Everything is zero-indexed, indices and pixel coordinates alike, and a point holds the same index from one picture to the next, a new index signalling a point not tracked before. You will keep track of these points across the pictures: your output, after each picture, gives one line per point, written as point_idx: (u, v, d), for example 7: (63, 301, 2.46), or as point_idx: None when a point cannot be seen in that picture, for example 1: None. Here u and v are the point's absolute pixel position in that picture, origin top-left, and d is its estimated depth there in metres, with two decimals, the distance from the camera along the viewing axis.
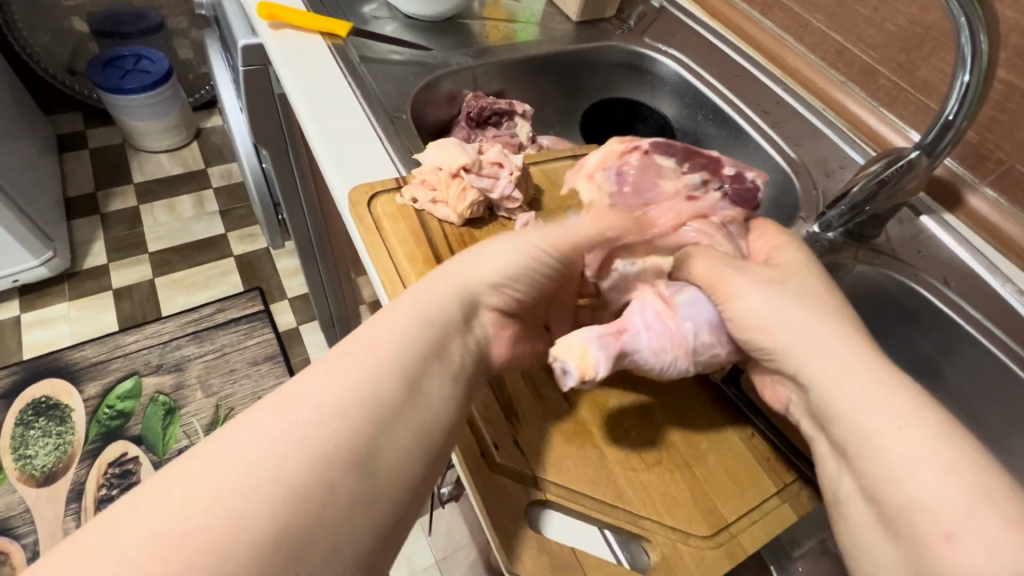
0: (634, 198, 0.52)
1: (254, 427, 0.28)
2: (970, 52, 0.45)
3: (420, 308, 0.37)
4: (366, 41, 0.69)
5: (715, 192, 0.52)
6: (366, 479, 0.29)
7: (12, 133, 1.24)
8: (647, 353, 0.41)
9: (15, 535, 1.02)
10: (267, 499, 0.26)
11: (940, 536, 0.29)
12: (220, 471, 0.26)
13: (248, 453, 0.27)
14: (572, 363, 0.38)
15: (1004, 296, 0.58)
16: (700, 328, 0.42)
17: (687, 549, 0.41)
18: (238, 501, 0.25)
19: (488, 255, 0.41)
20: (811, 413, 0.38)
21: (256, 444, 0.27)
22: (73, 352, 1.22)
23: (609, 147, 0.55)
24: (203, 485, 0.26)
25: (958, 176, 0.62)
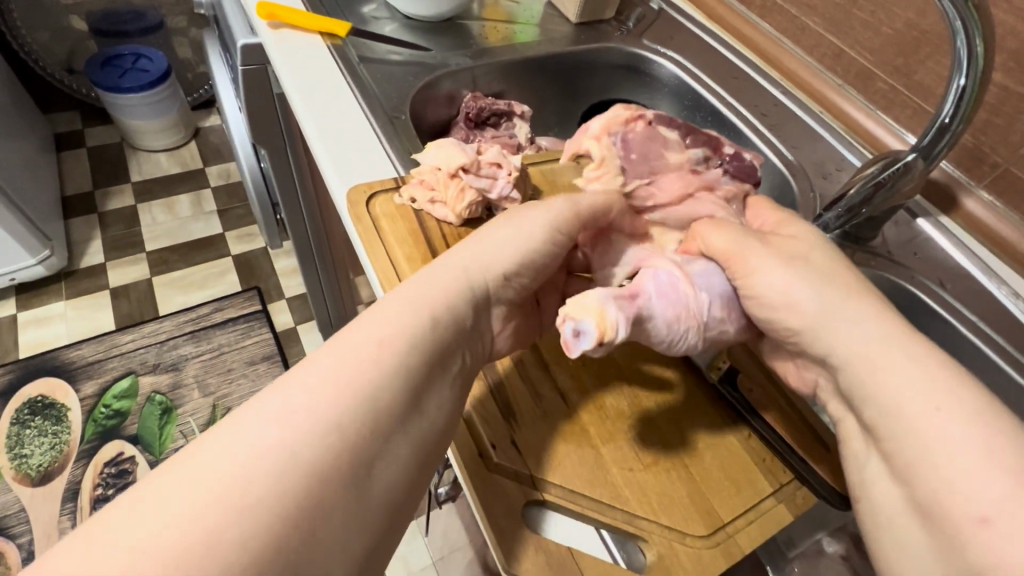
0: (640, 164, 0.53)
1: (251, 421, 0.27)
2: (966, 56, 0.46)
3: (416, 299, 0.36)
4: (366, 41, 0.69)
5: (717, 167, 0.54)
6: (365, 473, 0.29)
7: (10, 132, 1.24)
8: (662, 321, 0.40)
9: (10, 535, 1.02)
10: (270, 495, 0.25)
11: (975, 519, 0.28)
12: (222, 465, 0.25)
13: (248, 448, 0.26)
14: (590, 323, 0.36)
15: (1000, 299, 0.59)
16: (713, 298, 0.41)
17: (683, 548, 0.42)
18: (239, 487, 0.25)
19: (483, 246, 0.41)
20: (841, 393, 0.38)
21: (255, 438, 0.27)
22: (69, 352, 1.22)
23: (614, 113, 0.55)
24: (203, 480, 0.25)
25: (954, 178, 0.63)
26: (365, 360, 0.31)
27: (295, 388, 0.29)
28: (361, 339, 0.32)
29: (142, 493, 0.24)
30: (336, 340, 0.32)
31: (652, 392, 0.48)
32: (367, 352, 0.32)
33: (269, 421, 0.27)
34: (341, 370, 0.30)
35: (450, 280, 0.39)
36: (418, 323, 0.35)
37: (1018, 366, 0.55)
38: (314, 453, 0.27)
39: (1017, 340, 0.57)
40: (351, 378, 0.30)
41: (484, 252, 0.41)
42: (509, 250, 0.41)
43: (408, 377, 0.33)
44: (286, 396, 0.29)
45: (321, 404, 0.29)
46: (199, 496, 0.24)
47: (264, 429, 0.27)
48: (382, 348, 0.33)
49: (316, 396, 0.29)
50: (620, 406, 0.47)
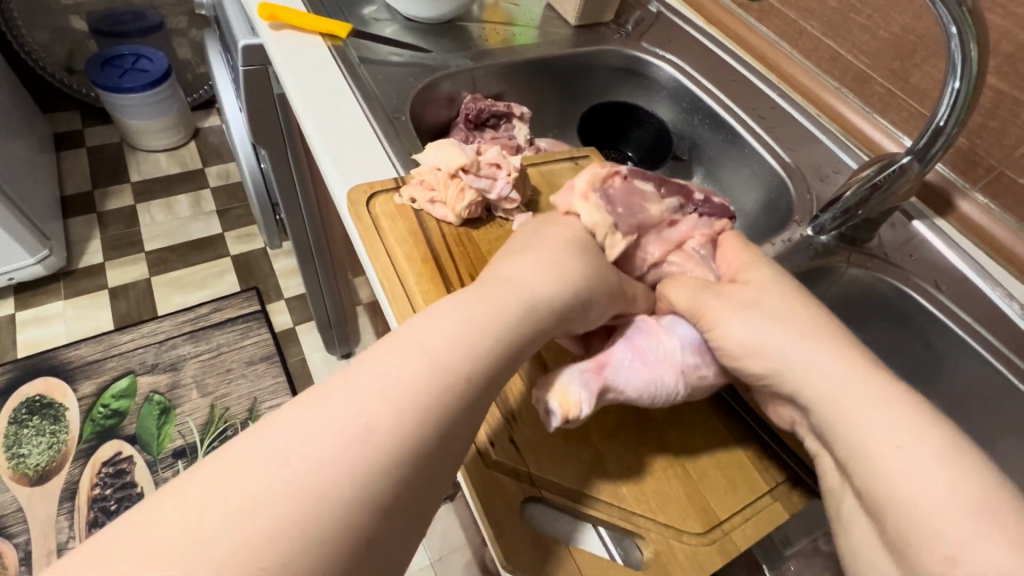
0: (628, 220, 0.49)
1: (284, 435, 0.28)
2: (960, 58, 0.46)
3: (464, 316, 0.36)
4: (366, 42, 0.70)
5: (692, 216, 0.52)
6: (387, 507, 0.29)
7: (10, 131, 1.24)
8: (632, 382, 0.43)
9: (9, 534, 1.02)
10: (286, 518, 0.26)
11: (945, 560, 0.30)
12: (246, 478, 0.26)
13: (276, 466, 0.27)
14: (555, 402, 0.40)
15: (996, 301, 0.59)
16: (684, 351, 0.44)
17: (680, 546, 0.42)
18: (257, 501, 0.26)
19: (533, 268, 0.42)
20: (817, 432, 0.40)
21: (285, 456, 0.28)
22: (67, 351, 1.22)
23: (592, 171, 0.50)
24: (227, 489, 0.26)
25: (950, 181, 0.63)
26: (403, 384, 0.32)
27: (331, 408, 0.30)
28: (402, 360, 0.33)
29: (175, 495, 0.26)
30: (380, 356, 0.33)
31: None
32: (409, 376, 0.32)
33: (297, 439, 0.28)
34: (377, 393, 0.31)
35: (500, 298, 0.39)
36: (463, 343, 0.35)
37: (1012, 367, 0.56)
38: (337, 481, 0.28)
39: (1013, 343, 0.57)
40: (387, 403, 0.31)
41: (526, 271, 0.41)
42: (545, 268, 0.42)
43: (446, 409, 0.32)
44: (320, 414, 0.29)
45: (350, 428, 0.29)
46: (221, 505, 0.25)
47: (294, 447, 0.28)
48: (423, 373, 0.32)
49: (349, 420, 0.29)
50: (617, 405, 0.47)
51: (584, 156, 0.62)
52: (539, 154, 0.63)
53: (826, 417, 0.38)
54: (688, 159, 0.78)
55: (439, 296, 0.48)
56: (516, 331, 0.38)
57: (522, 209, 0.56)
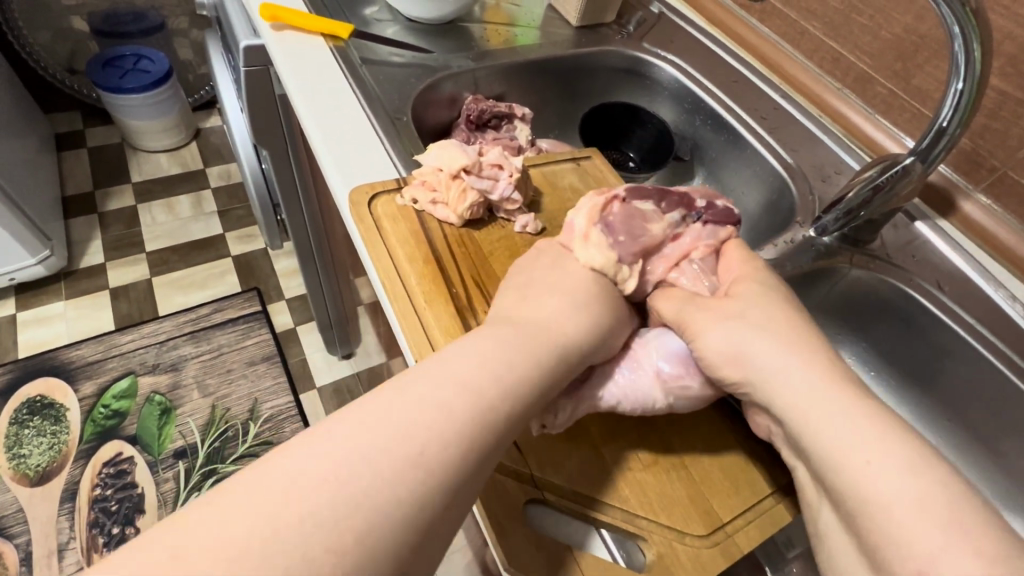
0: (631, 248, 0.48)
1: (314, 456, 0.30)
2: (963, 60, 0.46)
3: (485, 347, 0.39)
4: (368, 43, 0.70)
5: (695, 224, 0.51)
6: (409, 533, 0.30)
7: (11, 131, 1.24)
8: (610, 389, 0.44)
9: (9, 534, 1.02)
10: (311, 534, 0.28)
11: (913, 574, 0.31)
12: (268, 489, 0.29)
13: (306, 485, 0.29)
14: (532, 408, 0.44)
15: (998, 302, 0.59)
16: (666, 361, 0.44)
17: (683, 548, 0.42)
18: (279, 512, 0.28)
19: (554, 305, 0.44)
20: (792, 445, 0.40)
21: (315, 476, 0.30)
22: (68, 351, 1.22)
23: (590, 203, 0.49)
24: (260, 504, 0.28)
25: (952, 182, 0.63)
26: (427, 413, 0.34)
27: (360, 435, 0.32)
28: (426, 389, 0.35)
29: (213, 506, 0.28)
30: (405, 386, 0.35)
31: None
32: (433, 405, 0.34)
33: (325, 461, 0.30)
34: (403, 420, 0.33)
35: (518, 330, 0.41)
36: (483, 372, 0.37)
37: (1015, 368, 0.55)
38: (361, 501, 0.29)
39: (1016, 344, 0.57)
40: (412, 430, 0.33)
41: (543, 302, 0.44)
42: (560, 299, 0.44)
43: (469, 438, 0.34)
44: (349, 436, 0.32)
45: (375, 453, 0.31)
46: (254, 520, 0.27)
47: (323, 468, 0.30)
48: (448, 401, 0.35)
49: (370, 445, 0.31)
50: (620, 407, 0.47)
51: (586, 157, 0.62)
52: (541, 155, 0.63)
53: (797, 429, 0.38)
54: (690, 160, 0.78)
55: (441, 296, 0.48)
56: (537, 359, 0.40)
57: (524, 210, 0.56)
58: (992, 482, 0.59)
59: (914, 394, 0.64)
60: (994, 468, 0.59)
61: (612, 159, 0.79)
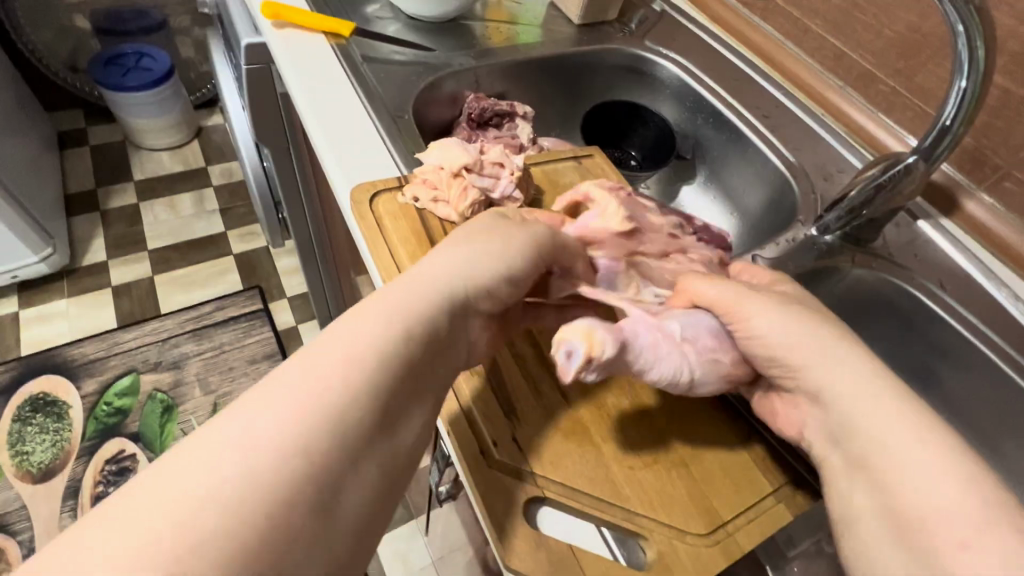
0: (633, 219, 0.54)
1: (195, 451, 0.26)
2: (967, 58, 0.46)
3: (381, 304, 0.36)
4: (370, 41, 0.69)
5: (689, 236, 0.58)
6: (325, 502, 0.28)
7: (14, 129, 1.24)
8: (646, 347, 0.42)
9: (12, 531, 1.02)
10: (274, 499, 0.26)
11: (953, 545, 0.31)
12: (221, 448, 0.27)
13: (192, 483, 0.25)
14: (579, 342, 0.38)
15: (1001, 301, 0.59)
16: (701, 334, 0.44)
17: (684, 546, 0.41)
18: (239, 471, 0.26)
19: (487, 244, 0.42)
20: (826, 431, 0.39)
21: (203, 469, 0.26)
22: (71, 348, 1.22)
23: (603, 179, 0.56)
24: (143, 514, 0.24)
25: (955, 181, 0.63)
26: (367, 360, 0.32)
27: (245, 414, 0.28)
28: (313, 352, 0.32)
29: (80, 533, 0.23)
30: (343, 328, 0.34)
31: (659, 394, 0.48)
32: (323, 365, 0.31)
33: (212, 451, 0.26)
34: (328, 377, 0.30)
35: (424, 285, 0.38)
36: (382, 328, 0.34)
37: (1018, 368, 0.55)
38: (319, 457, 0.28)
39: (1020, 343, 0.56)
40: (306, 395, 0.29)
41: (465, 254, 0.41)
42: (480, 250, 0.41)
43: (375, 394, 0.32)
44: (289, 383, 0.30)
45: (291, 420, 0.28)
46: (142, 531, 0.23)
47: (212, 461, 0.26)
48: (342, 362, 0.31)
49: (320, 388, 0.30)
50: (621, 406, 0.47)
51: (587, 155, 0.62)
52: (543, 152, 0.63)
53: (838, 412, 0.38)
54: (691, 158, 0.78)
55: None
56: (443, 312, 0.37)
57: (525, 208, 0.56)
58: None
59: None
60: None
61: (613, 158, 0.79)
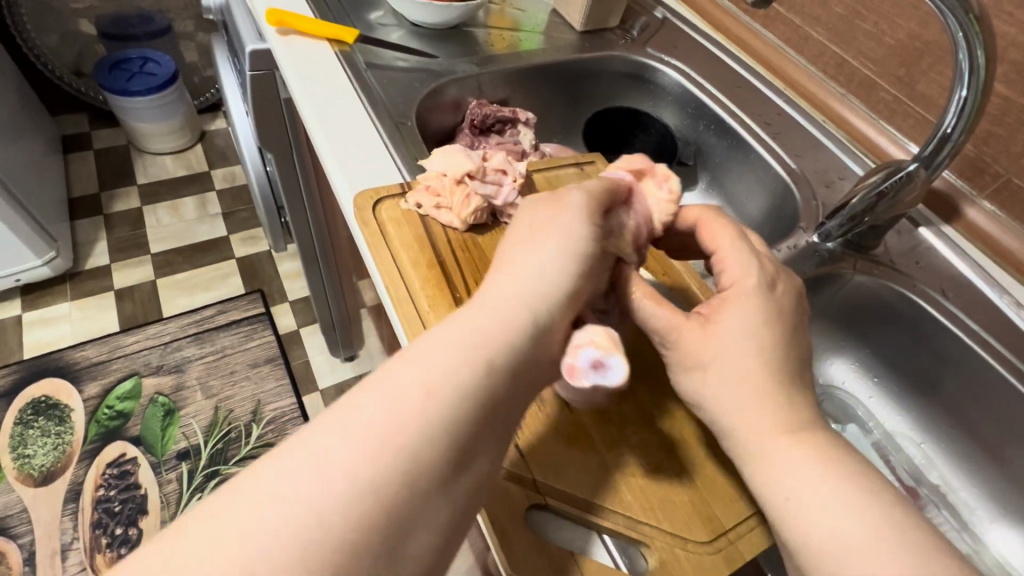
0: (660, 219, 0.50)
1: (269, 486, 0.28)
2: (967, 67, 0.46)
3: (453, 338, 0.36)
4: (374, 48, 0.70)
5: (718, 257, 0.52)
6: (387, 550, 0.28)
7: (19, 133, 1.25)
8: None
9: (13, 534, 1.02)
10: (344, 521, 0.28)
11: None
12: (303, 471, 0.29)
13: (261, 522, 0.27)
14: (617, 365, 0.41)
15: (1002, 308, 0.58)
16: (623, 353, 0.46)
17: (686, 554, 0.41)
18: (315, 493, 0.28)
19: (560, 250, 0.41)
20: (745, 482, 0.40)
21: (273, 507, 0.27)
22: (74, 352, 1.22)
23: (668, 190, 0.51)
24: (231, 529, 0.26)
25: (956, 188, 0.63)
26: (445, 386, 0.33)
27: (317, 452, 0.29)
28: (386, 389, 0.32)
29: (179, 538, 0.26)
30: (425, 354, 0.35)
31: (658, 400, 0.49)
32: (395, 406, 0.32)
33: (284, 489, 0.28)
34: (407, 405, 0.32)
35: (494, 309, 0.38)
36: (463, 355, 0.35)
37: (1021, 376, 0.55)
38: (394, 481, 0.29)
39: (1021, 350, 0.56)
40: (377, 438, 0.30)
41: (544, 274, 0.40)
42: (556, 270, 0.41)
43: (443, 439, 0.32)
44: (371, 410, 0.31)
45: (368, 448, 0.30)
46: (227, 546, 0.26)
47: (281, 483, 0.28)
48: (409, 388, 0.33)
49: (400, 415, 0.31)
50: (623, 413, 0.47)
51: (589, 162, 0.62)
52: (546, 159, 0.63)
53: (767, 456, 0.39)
54: (692, 165, 0.78)
55: (445, 301, 0.48)
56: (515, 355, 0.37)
57: None
58: (995, 490, 0.59)
59: (918, 402, 0.64)
60: (996, 473, 0.59)
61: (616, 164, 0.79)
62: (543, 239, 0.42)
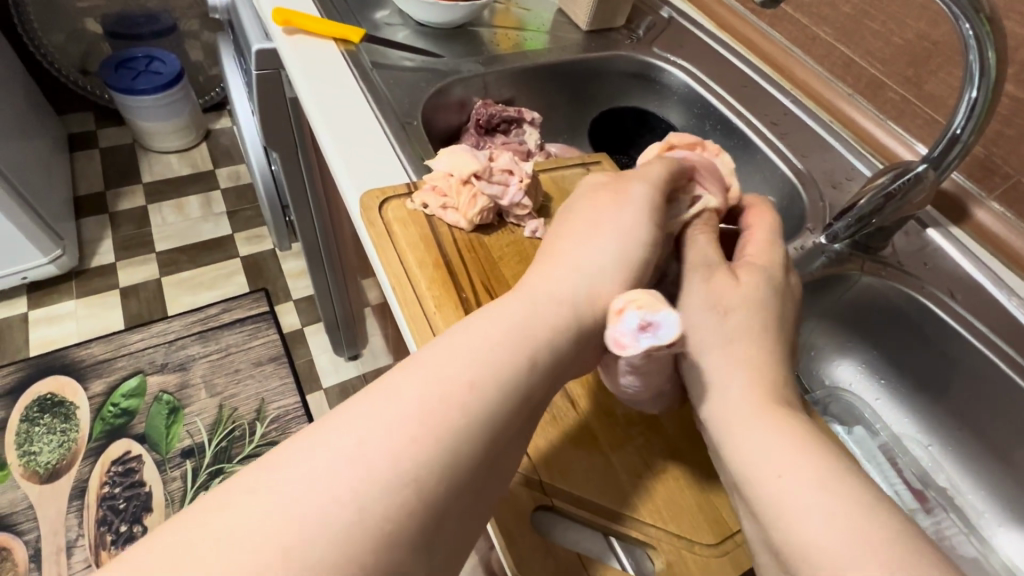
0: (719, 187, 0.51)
1: (312, 466, 0.29)
2: (978, 68, 0.46)
3: (494, 332, 0.36)
4: (379, 48, 0.70)
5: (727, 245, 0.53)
6: (422, 539, 0.29)
7: (25, 131, 1.25)
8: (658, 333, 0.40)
9: (18, 531, 1.03)
10: (381, 508, 0.28)
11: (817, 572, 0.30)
12: (341, 456, 0.29)
13: (304, 502, 0.27)
14: (665, 323, 0.37)
15: (1011, 310, 0.58)
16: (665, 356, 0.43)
17: (692, 556, 0.41)
18: (352, 477, 0.28)
19: (613, 245, 0.41)
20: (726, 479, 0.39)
21: (317, 487, 0.28)
22: (79, 349, 1.23)
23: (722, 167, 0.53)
24: (271, 509, 0.27)
25: (965, 189, 0.63)
26: (482, 378, 0.33)
27: (358, 434, 0.30)
28: (427, 375, 0.33)
29: (218, 513, 0.27)
30: (464, 345, 0.35)
31: None
32: (435, 394, 0.32)
33: (324, 472, 0.29)
34: (444, 396, 0.32)
35: (539, 304, 0.38)
36: (502, 349, 0.35)
37: None
38: (430, 471, 0.30)
39: None
40: (417, 425, 0.31)
41: (599, 264, 0.41)
42: (612, 265, 0.41)
43: (478, 430, 0.32)
44: (409, 399, 0.32)
45: (407, 436, 0.30)
46: (266, 525, 0.26)
47: (320, 467, 0.29)
48: (447, 378, 0.33)
49: (437, 403, 0.32)
50: (629, 413, 0.47)
51: (596, 162, 0.62)
52: (551, 160, 0.63)
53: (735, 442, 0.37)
54: None
55: (451, 302, 0.48)
56: (553, 352, 0.37)
57: (534, 216, 0.56)
58: (1002, 493, 0.59)
59: (925, 403, 0.63)
60: (1004, 476, 0.59)
61: (621, 163, 0.81)
62: (598, 229, 0.43)
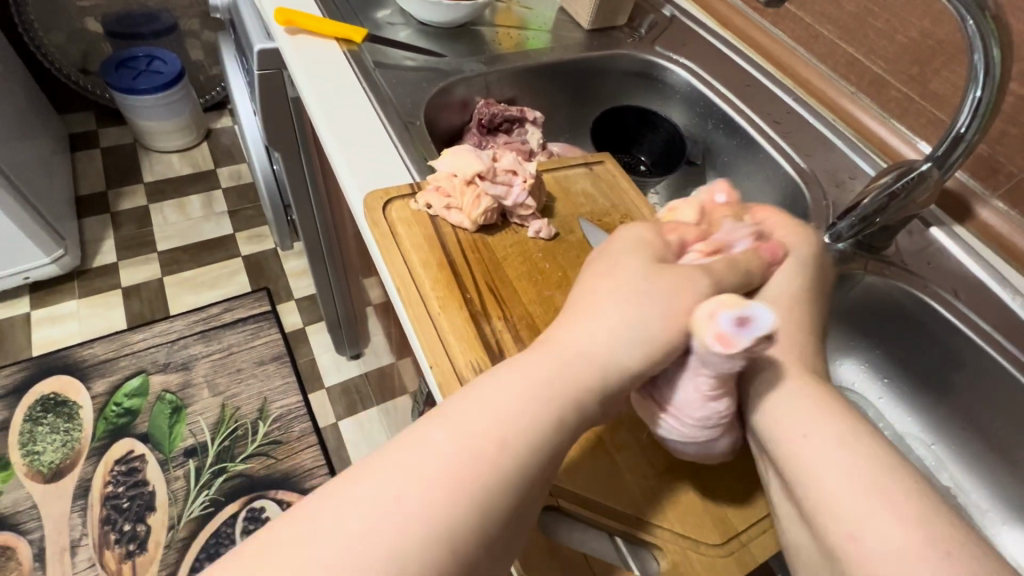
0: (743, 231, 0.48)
1: (346, 518, 0.29)
2: (983, 67, 0.46)
3: (527, 384, 0.35)
4: (381, 47, 0.70)
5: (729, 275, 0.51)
6: None
7: (26, 131, 1.25)
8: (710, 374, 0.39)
9: (22, 530, 1.03)
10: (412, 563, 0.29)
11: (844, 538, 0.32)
12: (374, 509, 0.30)
13: (340, 555, 0.28)
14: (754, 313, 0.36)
15: (1015, 309, 0.58)
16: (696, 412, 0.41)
17: (698, 556, 0.41)
18: (385, 531, 0.29)
19: (660, 309, 0.38)
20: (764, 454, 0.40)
21: (346, 538, 0.29)
22: (82, 349, 1.23)
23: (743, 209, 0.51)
24: (306, 561, 0.28)
25: (969, 188, 0.63)
26: (513, 433, 0.33)
27: (392, 488, 0.30)
28: (458, 429, 0.33)
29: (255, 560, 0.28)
30: (496, 398, 0.35)
31: None
32: (465, 448, 0.32)
33: (358, 524, 0.29)
34: (476, 451, 0.32)
35: (577, 362, 0.37)
36: (534, 402, 0.35)
37: None
38: (460, 526, 0.30)
39: None
40: (446, 476, 0.31)
41: (643, 326, 0.38)
42: (654, 316, 0.38)
43: (509, 482, 0.32)
44: (441, 455, 0.32)
45: (438, 491, 0.31)
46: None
47: (354, 521, 0.29)
48: (479, 432, 0.33)
49: (469, 458, 0.32)
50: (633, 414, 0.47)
51: (598, 162, 0.62)
52: (554, 159, 0.63)
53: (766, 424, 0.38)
54: (701, 163, 0.78)
55: (455, 302, 0.48)
56: (582, 406, 0.36)
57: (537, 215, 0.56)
58: (1007, 490, 0.59)
59: (930, 402, 0.63)
60: (1007, 473, 0.59)
61: (623, 163, 0.79)
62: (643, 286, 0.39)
